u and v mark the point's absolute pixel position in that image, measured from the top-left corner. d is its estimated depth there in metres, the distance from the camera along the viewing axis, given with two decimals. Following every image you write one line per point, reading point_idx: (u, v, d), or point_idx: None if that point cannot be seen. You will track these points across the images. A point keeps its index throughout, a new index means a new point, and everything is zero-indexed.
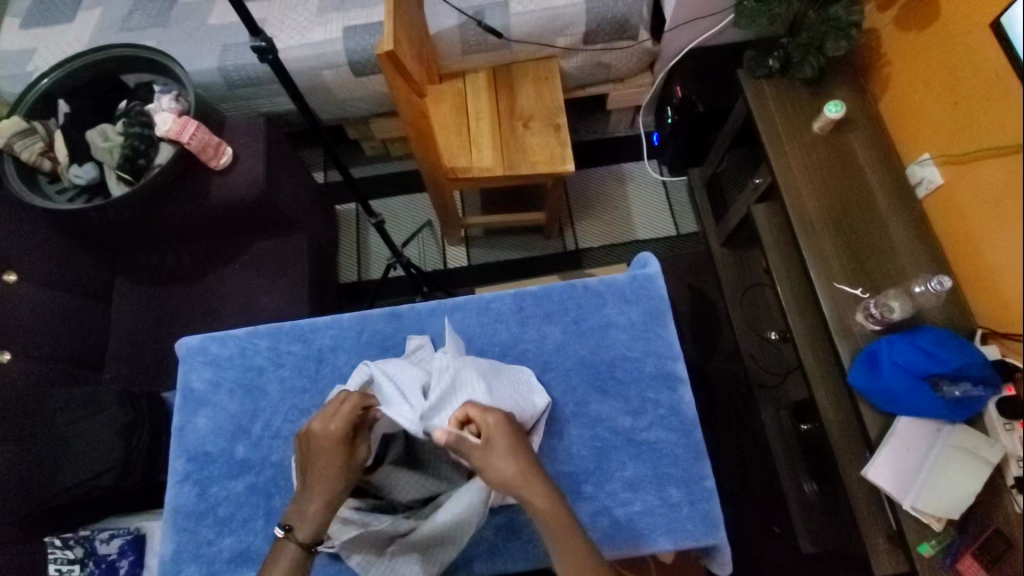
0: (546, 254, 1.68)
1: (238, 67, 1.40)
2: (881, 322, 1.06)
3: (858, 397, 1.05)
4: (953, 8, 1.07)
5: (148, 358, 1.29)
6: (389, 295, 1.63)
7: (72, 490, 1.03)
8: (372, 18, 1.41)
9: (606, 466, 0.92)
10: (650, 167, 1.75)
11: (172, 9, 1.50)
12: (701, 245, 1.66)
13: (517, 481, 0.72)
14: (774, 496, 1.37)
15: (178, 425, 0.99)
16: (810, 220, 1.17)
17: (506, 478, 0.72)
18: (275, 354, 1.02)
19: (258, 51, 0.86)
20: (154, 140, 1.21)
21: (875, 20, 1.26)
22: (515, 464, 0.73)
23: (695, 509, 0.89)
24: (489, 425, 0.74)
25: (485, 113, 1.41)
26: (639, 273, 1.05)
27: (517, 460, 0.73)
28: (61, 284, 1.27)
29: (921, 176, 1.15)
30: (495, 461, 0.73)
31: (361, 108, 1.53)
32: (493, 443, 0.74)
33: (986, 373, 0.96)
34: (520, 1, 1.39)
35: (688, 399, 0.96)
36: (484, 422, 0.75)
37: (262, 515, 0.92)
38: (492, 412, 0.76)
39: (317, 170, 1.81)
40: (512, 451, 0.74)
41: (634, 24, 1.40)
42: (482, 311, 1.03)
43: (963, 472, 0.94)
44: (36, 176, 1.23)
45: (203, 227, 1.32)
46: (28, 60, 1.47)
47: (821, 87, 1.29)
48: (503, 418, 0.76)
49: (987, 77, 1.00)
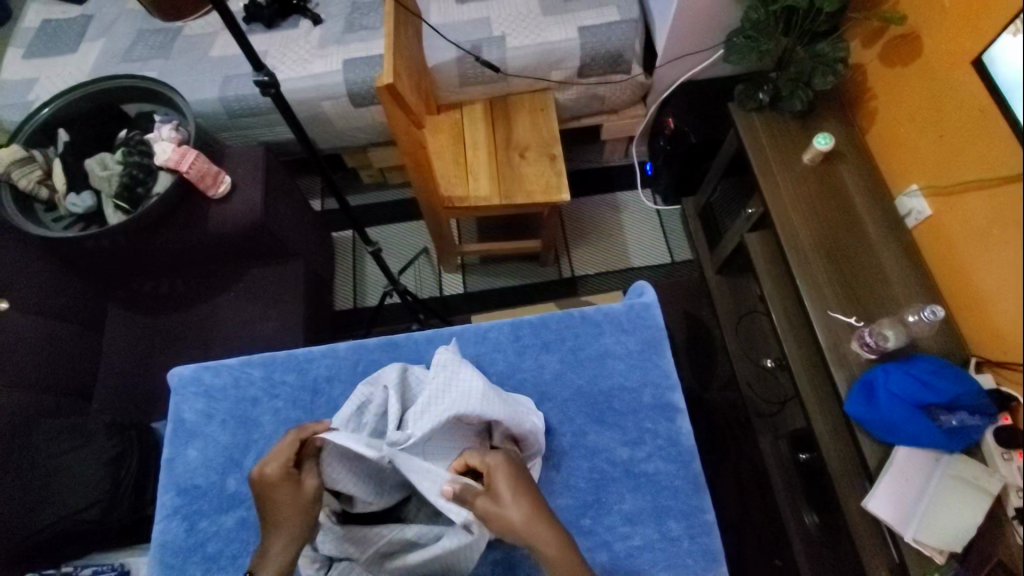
0: (541, 281, 1.69)
1: (239, 98, 1.42)
2: (876, 351, 1.06)
3: (854, 425, 1.05)
4: (935, 46, 1.10)
5: (140, 388, 1.27)
6: (385, 321, 1.62)
7: (58, 523, 1.00)
8: (371, 51, 1.44)
9: (605, 499, 0.90)
10: (643, 196, 1.78)
11: (175, 41, 1.53)
12: (696, 273, 1.67)
13: (524, 526, 0.69)
14: (774, 527, 1.35)
15: (168, 457, 0.97)
16: (803, 249, 1.18)
17: (514, 522, 0.69)
18: (268, 384, 1.01)
19: (262, 86, 0.88)
20: (153, 169, 1.22)
21: (859, 56, 1.30)
22: (525, 506, 0.70)
23: (696, 544, 0.87)
24: (491, 466, 0.75)
25: (482, 143, 1.43)
26: (636, 302, 1.06)
27: (524, 500, 0.71)
28: (54, 311, 1.26)
29: (911, 207, 1.17)
30: (498, 502, 0.71)
31: (360, 138, 1.56)
32: (497, 482, 0.73)
33: (981, 403, 0.96)
34: (516, 36, 1.43)
35: (686, 429, 0.96)
36: (488, 464, 0.76)
37: (252, 551, 0.89)
38: (494, 455, 0.77)
39: (314, 198, 1.82)
40: (516, 491, 0.72)
41: (627, 58, 1.44)
42: (480, 340, 1.03)
43: (965, 503, 0.94)
44: (32, 205, 1.23)
45: (199, 255, 1.32)
46: (29, 90, 1.49)
47: (810, 120, 1.33)
48: (506, 461, 0.76)
49: (971, 111, 1.03)
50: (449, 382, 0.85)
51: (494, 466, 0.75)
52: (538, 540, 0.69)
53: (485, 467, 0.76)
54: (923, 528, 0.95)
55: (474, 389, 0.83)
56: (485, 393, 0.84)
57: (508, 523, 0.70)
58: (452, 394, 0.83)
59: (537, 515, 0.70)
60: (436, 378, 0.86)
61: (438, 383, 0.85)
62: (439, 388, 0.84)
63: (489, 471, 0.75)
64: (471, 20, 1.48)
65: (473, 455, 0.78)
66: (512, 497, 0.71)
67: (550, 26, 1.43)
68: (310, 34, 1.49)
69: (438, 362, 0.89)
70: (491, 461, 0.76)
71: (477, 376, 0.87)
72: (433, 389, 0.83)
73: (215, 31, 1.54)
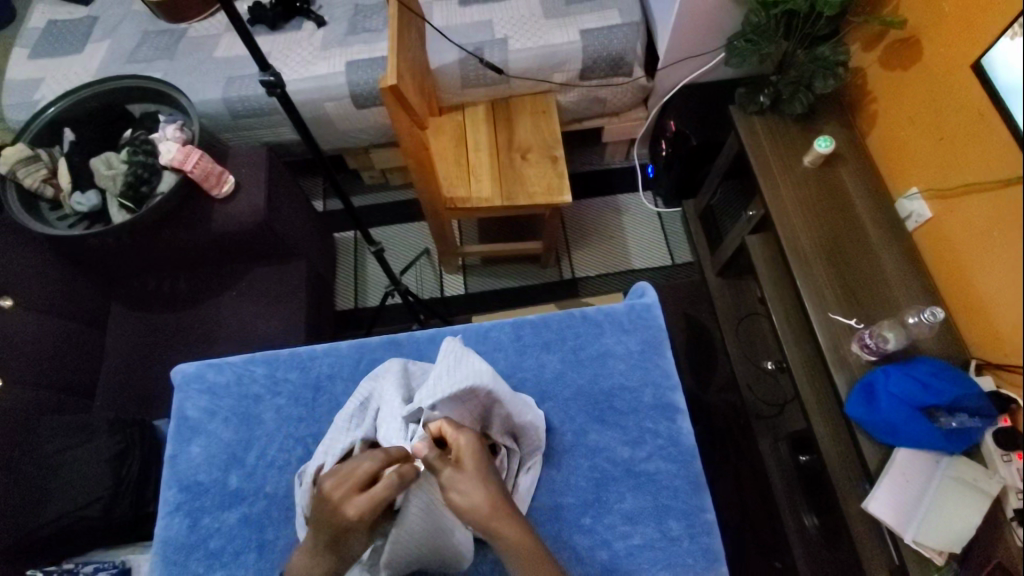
0: (542, 282, 1.69)
1: (243, 98, 1.43)
2: (876, 352, 1.06)
3: (854, 427, 1.05)
4: (935, 50, 1.11)
5: (142, 386, 1.28)
6: (386, 322, 1.63)
7: (60, 520, 1.00)
8: (374, 53, 1.45)
9: (606, 498, 0.91)
10: (644, 198, 1.79)
11: (180, 42, 1.54)
12: (696, 275, 1.68)
13: (490, 515, 0.69)
14: (774, 529, 1.35)
15: (171, 453, 0.97)
16: (803, 250, 1.19)
17: (475, 503, 0.69)
18: (271, 382, 1.02)
19: (266, 85, 0.88)
20: (157, 168, 1.23)
21: (860, 60, 1.31)
22: (483, 492, 0.70)
23: (696, 543, 0.87)
24: (461, 445, 0.74)
25: (484, 145, 1.44)
26: (637, 302, 1.06)
27: (488, 485, 0.72)
28: (57, 309, 1.27)
29: (911, 209, 1.17)
30: (461, 483, 0.71)
31: (363, 139, 1.56)
32: (466, 463, 0.73)
33: (982, 405, 0.96)
34: (519, 38, 1.44)
35: (686, 429, 0.96)
36: (459, 443, 0.75)
37: (254, 548, 0.90)
38: (467, 435, 0.76)
39: (316, 199, 1.83)
40: (481, 475, 0.72)
41: (628, 61, 1.45)
42: (481, 339, 1.03)
43: (962, 505, 0.94)
44: (37, 203, 1.24)
45: (202, 254, 1.33)
46: (35, 89, 1.50)
47: (811, 123, 1.33)
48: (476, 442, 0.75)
49: (971, 114, 1.03)
50: (458, 364, 0.85)
51: (464, 446, 0.74)
52: (501, 533, 0.69)
53: (454, 444, 0.75)
54: (923, 530, 0.95)
55: (482, 369, 0.84)
56: (494, 377, 0.84)
57: (469, 507, 0.69)
58: (462, 371, 0.83)
59: (499, 506, 0.70)
60: (446, 360, 0.86)
61: (449, 363, 0.86)
62: (446, 369, 0.84)
63: (458, 450, 0.74)
64: (473, 23, 1.49)
65: (448, 427, 0.76)
66: (476, 481, 0.71)
67: (552, 29, 1.44)
68: (314, 36, 1.50)
69: (446, 348, 0.89)
70: (461, 440, 0.75)
71: (484, 362, 0.87)
72: (444, 367, 0.84)
73: (220, 32, 1.56)
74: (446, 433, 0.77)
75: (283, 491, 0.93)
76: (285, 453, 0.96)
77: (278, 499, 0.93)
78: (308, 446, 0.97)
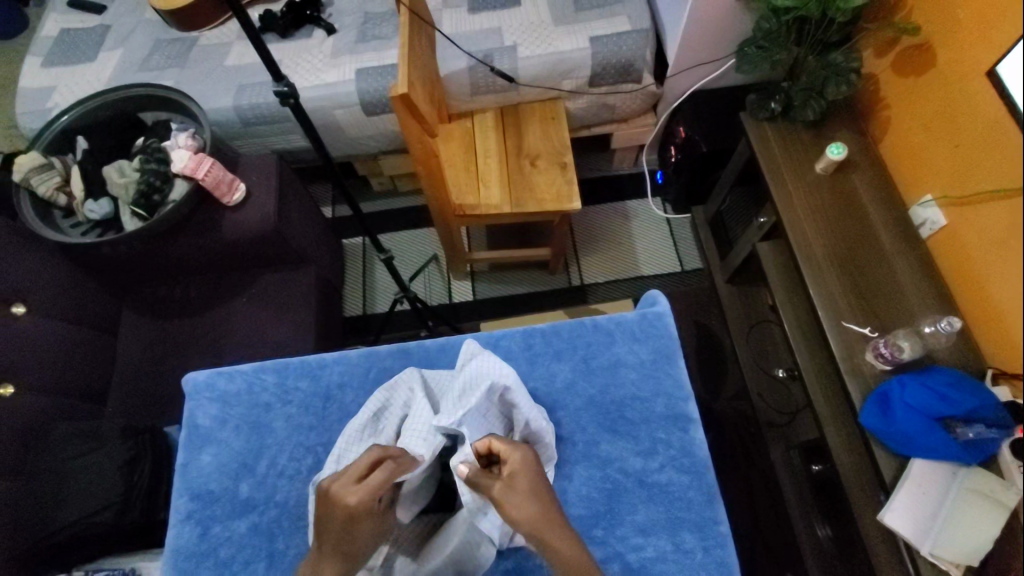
0: (551, 288, 1.69)
1: (253, 106, 1.44)
2: (891, 362, 1.05)
3: (870, 438, 1.04)
4: (948, 57, 1.10)
5: (152, 393, 1.28)
6: (395, 329, 1.63)
7: (70, 528, 1.00)
8: (384, 60, 1.45)
9: (618, 509, 0.90)
10: (653, 204, 1.78)
11: (192, 50, 1.56)
12: (706, 281, 1.67)
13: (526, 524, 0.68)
14: (787, 540, 1.33)
15: (181, 462, 0.97)
16: (817, 258, 1.18)
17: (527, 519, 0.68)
18: (281, 391, 1.02)
19: (278, 95, 0.89)
20: (168, 176, 1.23)
21: (872, 66, 1.30)
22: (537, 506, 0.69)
23: (709, 556, 0.86)
24: (513, 460, 0.73)
25: (493, 152, 1.44)
26: (649, 311, 1.06)
27: (536, 499, 0.70)
28: (70, 317, 1.28)
29: (925, 216, 1.16)
30: (512, 496, 0.69)
31: (372, 146, 1.57)
32: (517, 480, 0.71)
33: (999, 415, 0.95)
34: (528, 45, 1.45)
35: (700, 440, 0.95)
36: (510, 457, 0.73)
37: (264, 558, 0.89)
38: (520, 450, 0.74)
39: (325, 205, 1.84)
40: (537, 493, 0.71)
41: (638, 67, 1.45)
42: (492, 347, 1.03)
43: (980, 516, 0.93)
44: (50, 211, 1.24)
45: (213, 260, 1.33)
46: (48, 98, 1.51)
47: (823, 130, 1.33)
48: (530, 458, 0.74)
49: (985, 121, 1.02)
50: (478, 368, 0.86)
51: (514, 464, 0.73)
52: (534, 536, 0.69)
53: (506, 459, 0.74)
54: (940, 541, 0.94)
55: (503, 371, 0.86)
56: (513, 378, 0.86)
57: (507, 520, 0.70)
58: (484, 378, 0.84)
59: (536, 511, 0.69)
60: (466, 367, 0.88)
61: (468, 372, 0.86)
62: (471, 377, 0.85)
63: (510, 466, 0.73)
64: (483, 31, 1.49)
65: (501, 442, 0.75)
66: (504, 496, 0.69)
67: (561, 35, 1.44)
68: (324, 43, 1.50)
69: (463, 353, 0.92)
70: (513, 456, 0.73)
71: (502, 362, 0.88)
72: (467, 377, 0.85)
73: (232, 41, 1.57)
74: (496, 448, 0.75)
75: (294, 499, 0.93)
76: (295, 462, 0.96)
77: (289, 508, 0.93)
78: (319, 455, 0.97)
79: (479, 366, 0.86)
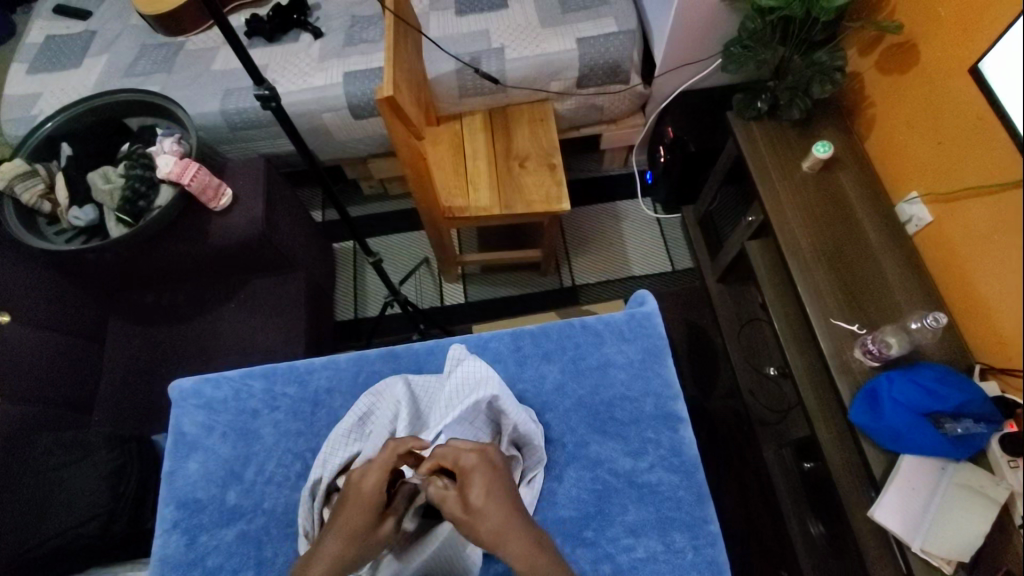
0: (542, 290, 1.69)
1: (241, 111, 1.44)
2: (879, 358, 1.05)
3: (858, 434, 1.04)
4: (931, 54, 1.11)
5: (139, 401, 1.27)
6: (386, 333, 1.62)
7: (56, 539, 0.99)
8: (371, 63, 1.45)
9: (608, 510, 0.89)
10: (643, 204, 1.79)
11: (178, 55, 1.55)
12: (697, 280, 1.67)
13: (509, 524, 0.68)
14: (780, 538, 1.33)
15: (168, 469, 0.96)
16: (804, 256, 1.18)
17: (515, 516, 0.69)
18: (269, 397, 1.01)
19: (261, 99, 0.89)
20: (154, 182, 1.22)
21: (857, 65, 1.31)
22: (499, 515, 0.69)
23: (700, 555, 0.86)
24: (466, 468, 0.72)
25: (482, 154, 1.44)
26: (638, 311, 1.06)
27: (501, 507, 0.70)
28: (56, 325, 1.27)
29: (911, 213, 1.17)
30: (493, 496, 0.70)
31: (361, 150, 1.56)
32: (469, 489, 0.70)
33: (988, 410, 0.96)
34: (515, 47, 1.45)
35: (689, 439, 0.95)
36: (462, 465, 0.72)
37: (253, 565, 0.89)
38: (468, 455, 0.73)
39: (315, 210, 1.83)
40: (494, 498, 0.70)
41: (626, 69, 1.45)
42: (480, 350, 1.02)
43: (970, 512, 0.93)
44: (35, 218, 1.23)
45: (201, 266, 1.32)
46: (33, 104, 1.50)
47: (809, 129, 1.33)
48: (482, 462, 0.72)
49: (969, 118, 1.03)
50: (466, 375, 0.87)
51: (467, 468, 0.72)
52: (522, 538, 0.69)
53: (457, 467, 0.73)
54: (930, 537, 0.94)
55: (491, 378, 0.87)
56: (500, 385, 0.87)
57: (491, 521, 0.69)
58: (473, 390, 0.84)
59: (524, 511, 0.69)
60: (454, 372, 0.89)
61: (456, 378, 0.88)
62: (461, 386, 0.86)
63: (462, 475, 0.72)
64: (470, 33, 1.50)
65: (445, 455, 0.73)
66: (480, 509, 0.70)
67: (549, 37, 1.44)
68: (310, 47, 1.50)
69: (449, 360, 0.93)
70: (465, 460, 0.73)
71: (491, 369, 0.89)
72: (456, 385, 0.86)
73: (218, 45, 1.56)
74: (444, 460, 0.73)
75: (282, 506, 0.92)
76: (283, 468, 0.96)
77: (277, 515, 0.92)
78: (307, 460, 0.96)
79: (469, 374, 0.87)
